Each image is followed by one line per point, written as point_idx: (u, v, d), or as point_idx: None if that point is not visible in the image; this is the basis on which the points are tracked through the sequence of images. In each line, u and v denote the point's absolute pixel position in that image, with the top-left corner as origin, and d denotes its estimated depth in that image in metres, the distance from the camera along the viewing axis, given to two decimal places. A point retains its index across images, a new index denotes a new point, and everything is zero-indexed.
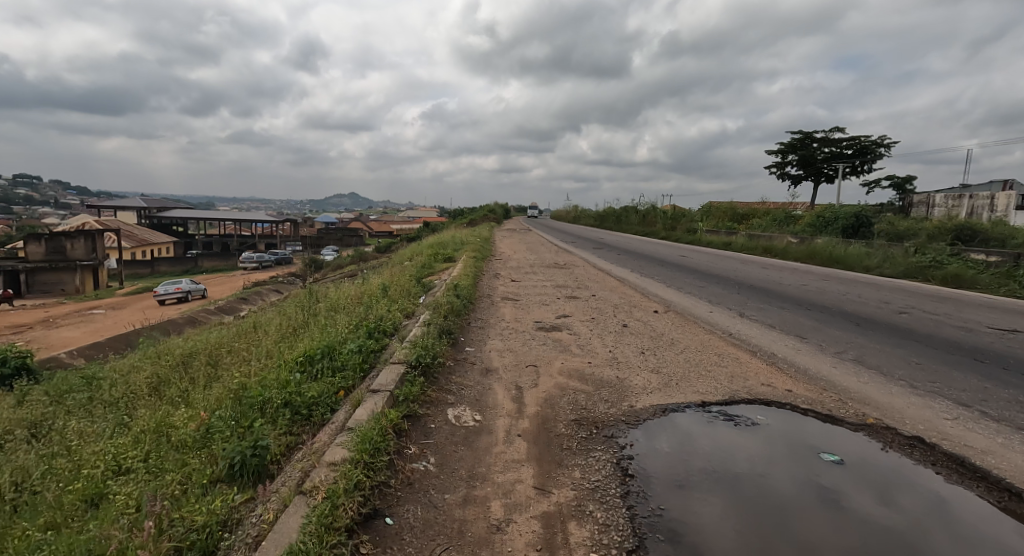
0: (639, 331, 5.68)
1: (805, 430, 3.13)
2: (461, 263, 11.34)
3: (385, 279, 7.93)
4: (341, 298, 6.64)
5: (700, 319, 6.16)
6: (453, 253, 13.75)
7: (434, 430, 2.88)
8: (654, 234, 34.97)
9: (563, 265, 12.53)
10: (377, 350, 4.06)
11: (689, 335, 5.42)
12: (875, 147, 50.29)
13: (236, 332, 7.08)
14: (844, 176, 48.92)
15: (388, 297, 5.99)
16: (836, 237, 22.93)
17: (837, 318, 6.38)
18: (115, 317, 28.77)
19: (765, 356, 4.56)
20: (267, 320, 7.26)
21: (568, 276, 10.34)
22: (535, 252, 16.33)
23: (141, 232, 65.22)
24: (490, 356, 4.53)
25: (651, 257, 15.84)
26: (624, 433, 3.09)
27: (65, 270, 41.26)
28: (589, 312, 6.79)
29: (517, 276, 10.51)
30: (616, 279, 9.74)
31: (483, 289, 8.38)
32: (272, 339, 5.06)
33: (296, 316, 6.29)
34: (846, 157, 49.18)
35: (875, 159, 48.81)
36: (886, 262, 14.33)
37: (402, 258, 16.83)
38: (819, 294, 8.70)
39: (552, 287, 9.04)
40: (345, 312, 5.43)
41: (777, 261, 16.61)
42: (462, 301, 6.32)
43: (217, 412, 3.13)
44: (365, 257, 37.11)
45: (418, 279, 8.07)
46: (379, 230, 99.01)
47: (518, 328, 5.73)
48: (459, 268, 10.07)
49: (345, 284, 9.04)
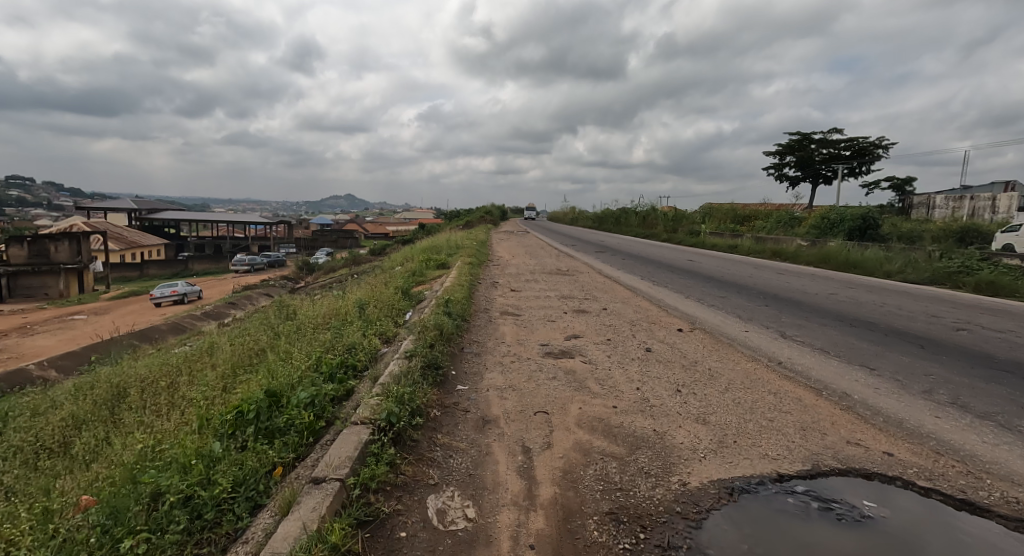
0: (665, 358, 4.72)
1: (930, 520, 2.24)
2: (455, 270, 10.39)
3: (367, 290, 6.93)
4: (311, 314, 5.62)
5: (736, 341, 5.21)
6: (447, 258, 12.80)
7: (402, 546, 1.90)
8: (654, 236, 34.12)
9: (566, 272, 11.61)
10: (338, 398, 3.07)
11: (730, 366, 4.46)
12: (875, 148, 49.78)
13: (192, 353, 6.08)
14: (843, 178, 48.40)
15: (366, 316, 5.00)
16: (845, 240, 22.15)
17: (894, 339, 5.43)
18: (96, 323, 27.69)
19: (835, 397, 3.61)
20: (230, 339, 6.27)
21: (574, 285, 9.39)
22: (536, 257, 15.40)
23: (131, 234, 64.03)
24: (488, 401, 3.56)
25: (657, 262, 14.92)
26: (684, 537, 2.11)
27: (49, 274, 40.03)
28: (602, 331, 5.83)
29: (517, 285, 9.56)
30: (628, 289, 8.78)
31: (479, 302, 7.40)
32: (218, 373, 4.05)
33: (259, 337, 5.29)
34: (845, 158, 48.59)
35: (873, 161, 48.25)
36: (908, 267, 13.46)
37: (393, 263, 15.85)
38: (855, 307, 7.77)
39: (558, 298, 8.07)
40: (309, 336, 4.42)
41: (790, 266, 15.72)
42: (455, 321, 5.34)
43: (86, 510, 2.14)
44: (358, 260, 36.06)
45: (405, 291, 7.07)
46: (374, 232, 97.91)
47: (521, 355, 4.75)
48: (453, 277, 9.12)
49: (324, 296, 8.03)
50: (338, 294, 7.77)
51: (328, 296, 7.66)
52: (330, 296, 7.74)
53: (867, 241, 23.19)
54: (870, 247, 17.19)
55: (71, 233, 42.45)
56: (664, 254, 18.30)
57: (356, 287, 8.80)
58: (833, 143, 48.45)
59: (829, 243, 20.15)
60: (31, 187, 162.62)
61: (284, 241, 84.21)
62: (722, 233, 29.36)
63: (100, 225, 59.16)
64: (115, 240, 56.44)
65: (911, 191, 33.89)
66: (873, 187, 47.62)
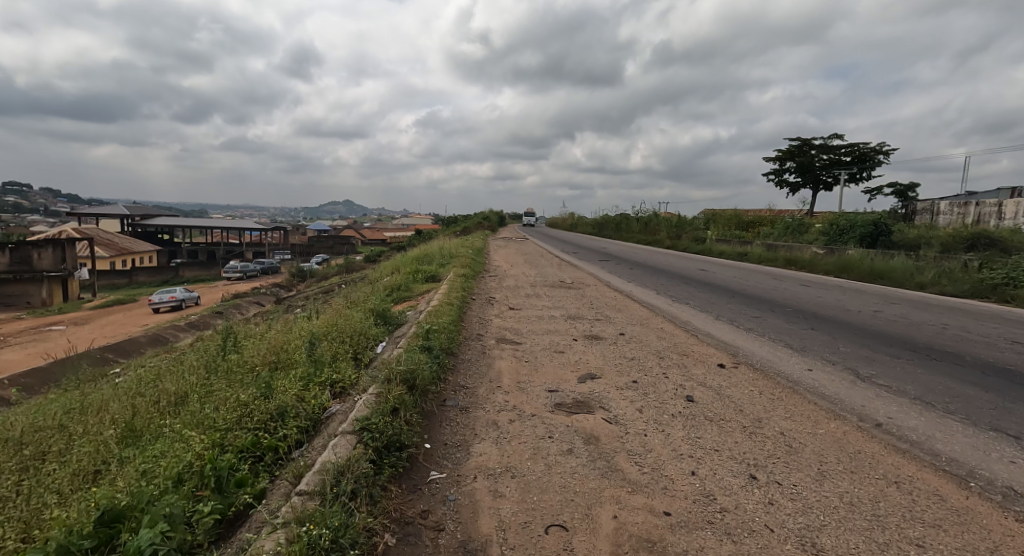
0: (716, 414, 3.52)
1: None
2: (447, 283, 9.26)
3: (335, 314, 5.73)
4: (255, 347, 4.42)
5: (799, 385, 4.02)
6: (438, 268, 11.66)
7: None
8: (657, 243, 33.05)
9: (571, 284, 10.47)
10: (217, 532, 1.85)
11: (810, 428, 3.26)
12: (875, 153, 49.03)
13: (113, 391, 4.87)
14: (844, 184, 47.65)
15: (316, 356, 3.79)
16: (860, 247, 21.10)
17: (999, 379, 4.24)
18: (75, 334, 26.40)
19: (995, 494, 2.41)
20: (161, 375, 5.08)
21: (582, 302, 8.20)
22: (536, 266, 14.25)
23: (121, 240, 62.71)
24: (472, 505, 2.33)
25: (667, 272, 13.81)
26: None
27: (32, 282, 38.77)
28: (624, 369, 4.63)
29: (516, 302, 8.38)
30: (645, 308, 7.61)
31: (473, 326, 6.21)
32: (92, 447, 2.86)
33: (182, 380, 4.08)
34: (846, 164, 47.78)
35: (875, 167, 47.58)
36: (943, 279, 12.38)
37: (382, 273, 14.70)
38: (913, 330, 6.61)
39: (565, 319, 6.89)
40: (229, 390, 3.22)
41: (810, 276, 14.64)
42: (437, 360, 4.14)
43: None
44: (351, 268, 35.10)
45: (383, 313, 5.86)
46: (370, 238, 96.77)
47: (523, 412, 3.54)
48: (444, 293, 7.96)
49: (294, 317, 6.87)
50: (305, 316, 6.58)
51: (295, 317, 6.50)
52: (299, 318, 6.56)
53: (881, 248, 22.17)
54: (892, 255, 16.14)
55: (56, 239, 41.10)
56: (673, 263, 17.21)
57: (331, 306, 7.60)
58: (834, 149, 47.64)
59: (846, 251, 19.04)
60: (25, 192, 161.24)
61: (278, 246, 82.91)
62: (728, 240, 28.35)
63: (88, 231, 57.83)
64: (104, 247, 55.14)
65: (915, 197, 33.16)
66: (875, 193, 46.83)
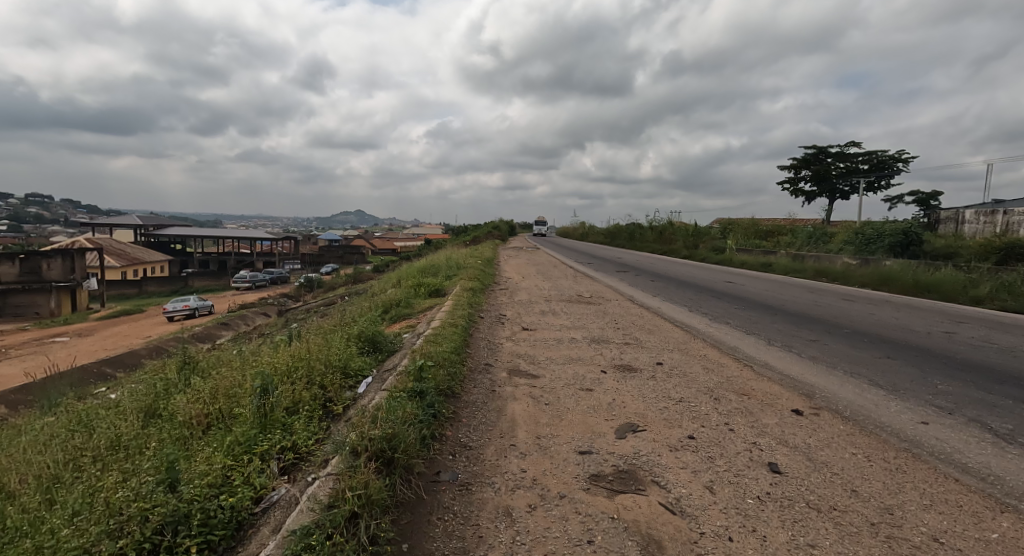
0: (822, 499, 2.47)
1: None
2: (452, 299, 8.32)
3: (314, 339, 4.78)
4: (202, 384, 3.48)
5: (920, 449, 2.96)
6: (443, 281, 10.74)
7: None
8: (672, 252, 31.92)
9: (589, 299, 9.48)
10: None
11: (971, 528, 2.20)
12: (893, 161, 47.68)
13: (41, 430, 4.00)
14: (863, 192, 46.16)
15: (270, 403, 2.84)
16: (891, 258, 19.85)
17: None
18: (76, 347, 25.93)
19: None
20: (100, 407, 4.19)
21: (606, 322, 7.21)
22: (549, 278, 13.28)
23: (133, 250, 63.03)
24: None
25: (692, 285, 12.75)
26: None
27: (39, 293, 38.54)
28: (673, 417, 3.61)
29: (530, 321, 7.40)
30: (680, 330, 6.59)
31: (481, 353, 5.22)
32: None
33: (101, 429, 3.15)
34: (863, 172, 46.41)
35: (893, 174, 46.16)
36: (1003, 293, 11.21)
37: (384, 285, 13.83)
38: (1009, 358, 5.49)
39: (589, 344, 5.88)
40: (129, 462, 2.28)
41: (848, 290, 13.48)
42: (431, 412, 3.14)
43: None
44: (359, 279, 34.44)
45: (374, 337, 4.93)
46: (380, 248, 96.56)
47: (549, 492, 2.53)
48: (448, 311, 7.01)
49: (277, 340, 5.98)
50: (282, 340, 5.63)
51: (276, 341, 5.60)
52: (279, 341, 5.65)
53: (914, 258, 20.94)
54: (935, 267, 14.95)
55: (66, 250, 41.07)
56: (697, 275, 16.12)
57: (317, 326, 6.67)
58: (850, 157, 46.31)
59: (880, 261, 17.82)
60: (44, 204, 164.10)
61: (288, 256, 82.97)
62: (749, 250, 27.20)
63: (99, 241, 57.94)
64: (116, 257, 55.32)
65: (939, 206, 31.83)
66: (895, 201, 45.39)
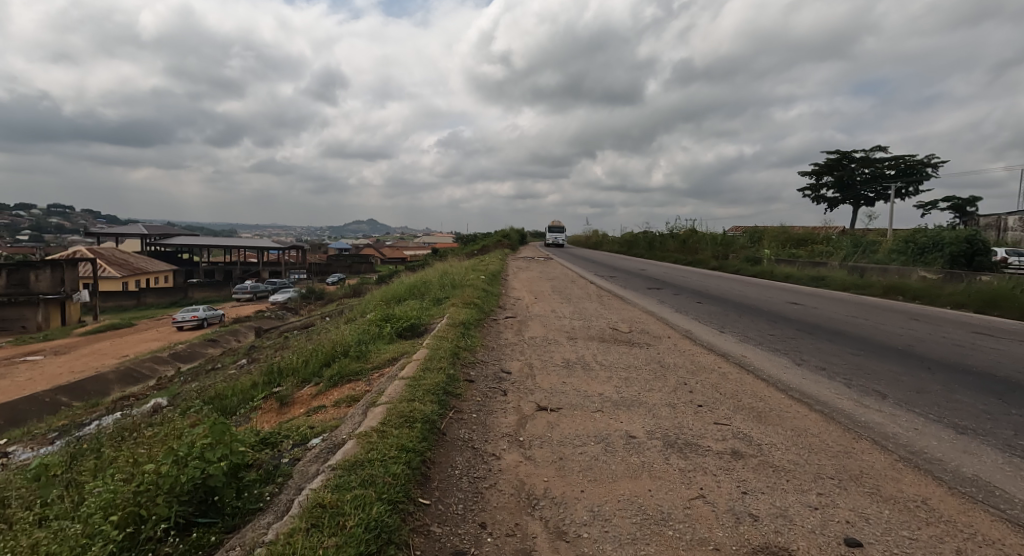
0: None
1: None
2: (430, 341, 5.55)
3: (52, 529, 2.04)
4: None
5: None
6: (428, 308, 7.99)
7: None
8: (699, 262, 28.87)
9: (629, 339, 6.68)
10: None
11: None
12: (923, 165, 44.17)
13: None
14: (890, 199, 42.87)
15: None
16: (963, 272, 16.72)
17: None
18: (46, 367, 23.70)
19: None
20: None
21: (675, 396, 4.35)
22: (570, 300, 10.50)
23: (137, 260, 61.64)
24: None
25: (755, 310, 9.85)
26: None
27: (27, 306, 36.49)
28: None
29: (552, 388, 4.59)
30: (815, 420, 3.71)
31: (452, 510, 2.39)
32: None
33: None
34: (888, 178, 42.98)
35: (923, 180, 42.79)
36: None
37: (363, 310, 11.14)
38: None
39: (668, 464, 3.03)
40: None
41: (957, 315, 10.41)
42: None
43: None
44: (358, 291, 32.05)
45: (205, 485, 2.15)
46: (390, 256, 94.71)
47: None
48: (412, 374, 4.24)
49: (96, 458, 3.33)
50: (71, 479, 2.90)
51: (66, 475, 2.91)
52: (76, 476, 2.99)
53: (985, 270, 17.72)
54: None
55: (55, 260, 39.41)
56: (752, 293, 13.17)
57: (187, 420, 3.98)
58: (876, 162, 42.86)
59: (967, 275, 14.75)
60: (62, 213, 166.28)
61: (293, 266, 81.32)
62: (785, 260, 24.24)
63: (100, 251, 56.51)
64: (116, 266, 53.59)
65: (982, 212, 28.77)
66: (929, 208, 41.75)
